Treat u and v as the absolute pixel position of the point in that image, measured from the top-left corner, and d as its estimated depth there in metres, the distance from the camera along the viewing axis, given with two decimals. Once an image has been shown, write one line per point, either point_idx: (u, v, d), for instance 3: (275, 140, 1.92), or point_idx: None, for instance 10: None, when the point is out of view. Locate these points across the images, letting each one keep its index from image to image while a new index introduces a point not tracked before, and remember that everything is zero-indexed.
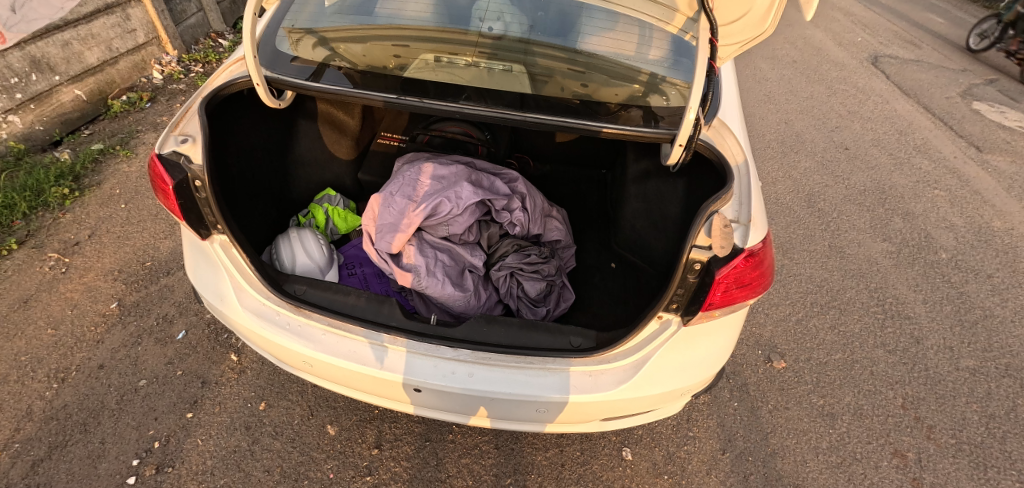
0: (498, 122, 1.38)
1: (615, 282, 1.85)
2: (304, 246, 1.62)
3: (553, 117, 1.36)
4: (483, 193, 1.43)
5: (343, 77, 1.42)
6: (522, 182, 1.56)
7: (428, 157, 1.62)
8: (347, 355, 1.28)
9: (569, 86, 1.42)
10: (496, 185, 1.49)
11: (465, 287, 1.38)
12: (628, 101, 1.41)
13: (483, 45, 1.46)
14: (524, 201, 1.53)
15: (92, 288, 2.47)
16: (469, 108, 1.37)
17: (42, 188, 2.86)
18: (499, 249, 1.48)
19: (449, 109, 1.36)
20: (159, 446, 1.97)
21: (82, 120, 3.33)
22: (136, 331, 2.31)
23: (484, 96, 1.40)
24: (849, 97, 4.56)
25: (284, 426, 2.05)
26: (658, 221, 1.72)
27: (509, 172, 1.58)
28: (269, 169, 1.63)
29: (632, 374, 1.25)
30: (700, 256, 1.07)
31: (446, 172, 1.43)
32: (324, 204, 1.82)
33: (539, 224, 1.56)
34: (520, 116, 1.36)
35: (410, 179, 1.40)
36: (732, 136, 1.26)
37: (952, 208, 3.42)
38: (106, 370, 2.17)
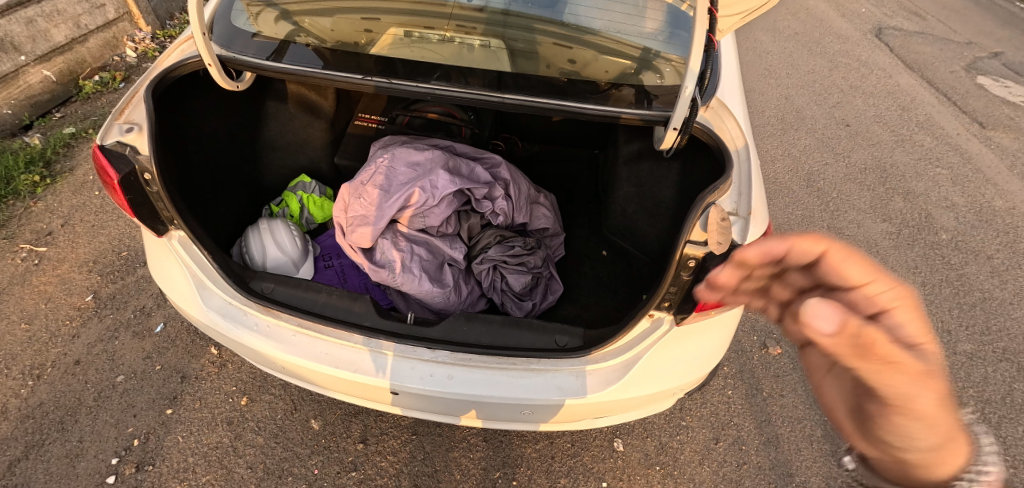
0: (476, 105, 1.27)
1: (606, 271, 1.77)
2: (273, 238, 1.52)
3: (533, 99, 1.26)
4: (462, 181, 1.32)
5: (307, 56, 1.30)
6: (505, 168, 1.46)
7: (405, 141, 1.51)
8: (319, 357, 1.20)
9: (554, 63, 1.31)
10: (475, 171, 1.38)
11: (444, 283, 1.30)
12: (619, 79, 1.30)
13: (460, 18, 1.34)
14: (507, 187, 1.43)
15: (66, 280, 2.37)
16: (444, 91, 1.26)
17: (11, 176, 2.74)
18: (481, 240, 1.39)
19: (419, 91, 1.25)
20: (138, 444, 1.91)
21: (53, 102, 3.18)
22: (113, 325, 2.22)
23: (461, 77, 1.29)
24: (851, 71, 4.40)
25: (267, 421, 1.99)
26: (650, 207, 1.63)
27: (491, 156, 1.47)
28: (233, 156, 1.52)
29: (620, 376, 1.18)
30: (696, 253, 0.99)
31: (421, 158, 1.32)
32: (298, 192, 1.71)
33: (523, 212, 1.46)
34: (500, 100, 1.25)
35: (382, 167, 1.30)
36: (732, 118, 1.16)
37: (954, 187, 3.32)
38: (82, 366, 2.10)
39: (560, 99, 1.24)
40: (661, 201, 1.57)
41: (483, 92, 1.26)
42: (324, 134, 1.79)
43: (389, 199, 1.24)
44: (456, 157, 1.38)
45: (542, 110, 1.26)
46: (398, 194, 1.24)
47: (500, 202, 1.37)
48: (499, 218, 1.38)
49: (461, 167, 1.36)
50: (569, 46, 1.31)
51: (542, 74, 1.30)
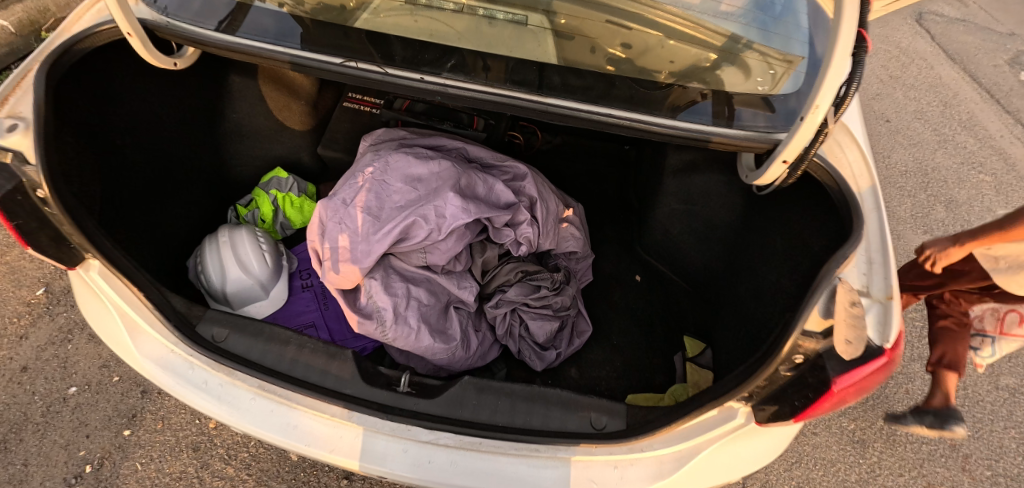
0: (497, 107, 0.96)
1: (641, 301, 1.47)
2: (235, 255, 1.21)
3: (578, 106, 0.95)
4: (479, 204, 0.99)
5: (280, 24, 0.97)
6: (532, 181, 1.14)
7: (408, 137, 1.18)
8: (284, 431, 0.91)
9: (602, 47, 0.97)
10: (496, 186, 1.05)
11: (450, 334, 1.01)
12: (687, 75, 0.97)
13: None
14: (533, 207, 1.11)
15: (15, 270, 2.07)
16: (458, 88, 0.95)
17: None
18: (499, 276, 1.08)
19: (426, 88, 0.95)
20: (91, 471, 1.66)
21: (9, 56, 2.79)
22: (65, 326, 1.93)
23: (478, 66, 0.96)
24: (892, 57, 3.98)
25: (239, 449, 1.73)
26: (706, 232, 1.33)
27: (515, 165, 1.16)
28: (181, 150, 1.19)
29: (672, 471, 0.89)
30: (808, 346, 0.70)
31: (426, 169, 0.98)
32: (271, 191, 1.40)
33: (550, 238, 1.15)
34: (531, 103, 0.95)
35: (373, 182, 0.97)
36: (855, 148, 0.85)
37: (999, 196, 2.99)
38: (29, 375, 1.82)
39: (608, 108, 0.94)
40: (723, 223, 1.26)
41: (509, 90, 0.95)
42: (302, 116, 1.44)
43: (380, 229, 0.92)
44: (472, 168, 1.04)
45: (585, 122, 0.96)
46: (393, 222, 0.93)
47: (526, 229, 1.05)
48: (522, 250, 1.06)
49: (479, 181, 1.03)
50: (625, 26, 0.97)
51: (586, 63, 0.97)
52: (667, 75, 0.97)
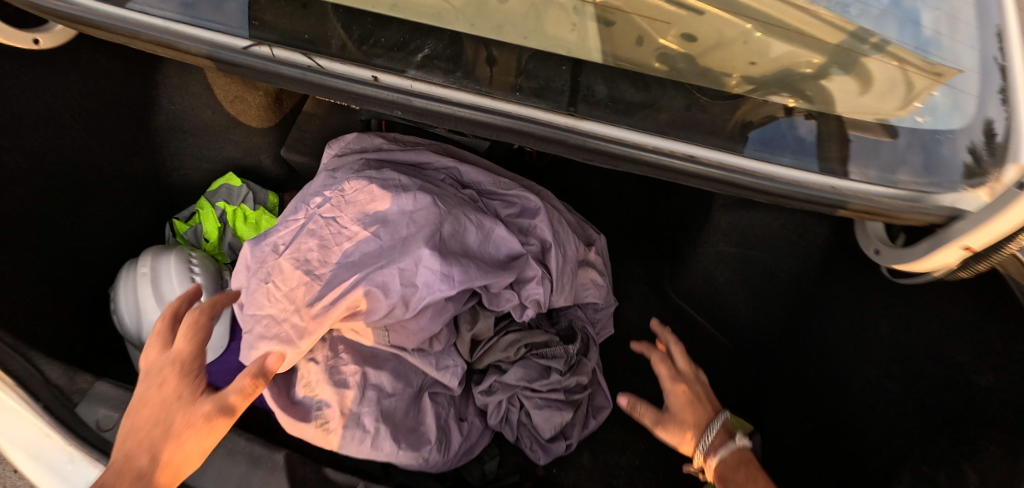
0: (489, 131, 0.65)
1: None
2: (157, 293, 0.93)
3: (630, 139, 0.64)
4: (468, 259, 0.71)
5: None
6: (546, 218, 0.85)
7: (380, 149, 0.89)
8: None
9: (651, 37, 0.67)
10: (495, 229, 0.77)
11: (423, 435, 0.73)
12: (779, 84, 0.65)
13: None
14: (545, 255, 0.82)
15: None
16: (428, 98, 0.64)
17: None
18: (495, 351, 0.78)
19: (383, 96, 0.64)
20: None
21: None
22: None
23: (459, 62, 0.66)
24: None
25: None
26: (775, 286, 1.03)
27: (525, 195, 0.86)
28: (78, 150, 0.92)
29: None
30: None
31: (394, 206, 0.70)
32: (217, 203, 1.11)
33: (566, 294, 0.85)
34: (554, 129, 0.64)
35: (319, 224, 0.69)
36: None
37: None
38: None
39: (675, 143, 0.63)
40: (809, 274, 1.00)
41: (515, 102, 0.64)
42: (260, 109, 1.14)
43: (319, 297, 0.65)
44: (463, 203, 0.76)
45: (634, 161, 0.64)
46: (340, 288, 0.65)
47: (535, 290, 0.77)
48: (528, 314, 0.77)
49: (472, 223, 0.74)
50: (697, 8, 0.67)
51: (620, 60, 0.66)
52: (740, 81, 0.66)
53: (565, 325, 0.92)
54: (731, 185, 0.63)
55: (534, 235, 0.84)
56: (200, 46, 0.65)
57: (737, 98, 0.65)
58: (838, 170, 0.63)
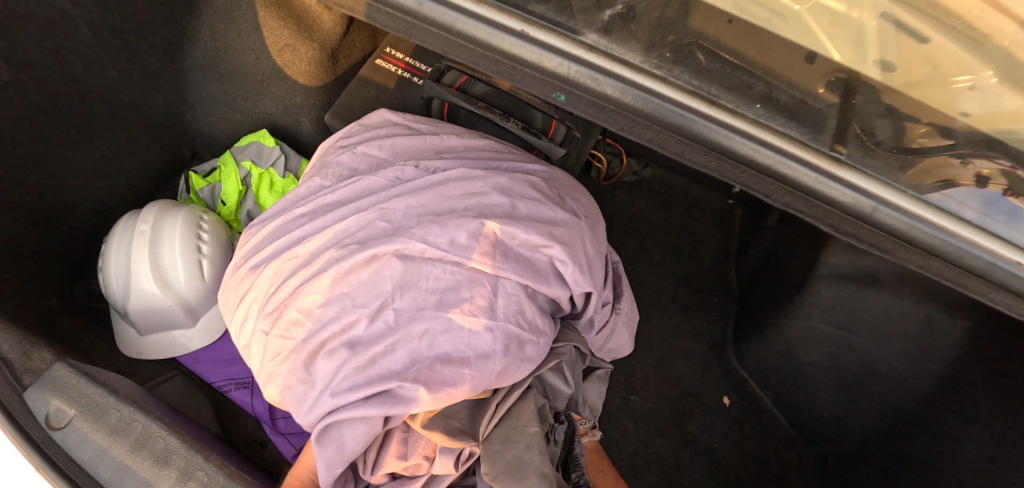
0: (712, 146, 0.40)
1: (735, 443, 1.00)
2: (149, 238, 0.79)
3: (878, 188, 0.39)
4: (327, 353, 0.57)
5: None
6: (480, 207, 0.64)
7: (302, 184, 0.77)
8: None
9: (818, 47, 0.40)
10: (383, 262, 0.59)
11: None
12: None
13: None
14: (493, 258, 0.60)
15: None
16: (628, 82, 0.40)
17: None
18: (510, 431, 0.59)
19: (554, 66, 0.41)
20: None
21: None
22: None
23: (684, 29, 0.41)
24: None
25: None
26: (878, 389, 0.83)
27: (519, 185, 0.68)
28: (87, 77, 0.78)
29: None
30: None
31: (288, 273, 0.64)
32: (242, 163, 0.96)
33: (585, 276, 0.65)
34: (762, 155, 0.40)
35: (247, 318, 0.66)
36: None
37: None
38: None
39: (922, 203, 0.40)
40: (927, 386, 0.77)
41: (749, 120, 0.40)
42: (310, 63, 0.99)
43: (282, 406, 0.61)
44: (326, 257, 0.62)
45: (880, 230, 0.40)
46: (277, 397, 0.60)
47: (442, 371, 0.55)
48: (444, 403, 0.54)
49: (333, 295, 0.59)
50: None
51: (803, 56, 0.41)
52: (931, 131, 0.40)
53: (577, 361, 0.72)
54: (945, 262, 0.41)
55: (467, 241, 0.61)
56: None
57: (916, 157, 0.41)
58: None
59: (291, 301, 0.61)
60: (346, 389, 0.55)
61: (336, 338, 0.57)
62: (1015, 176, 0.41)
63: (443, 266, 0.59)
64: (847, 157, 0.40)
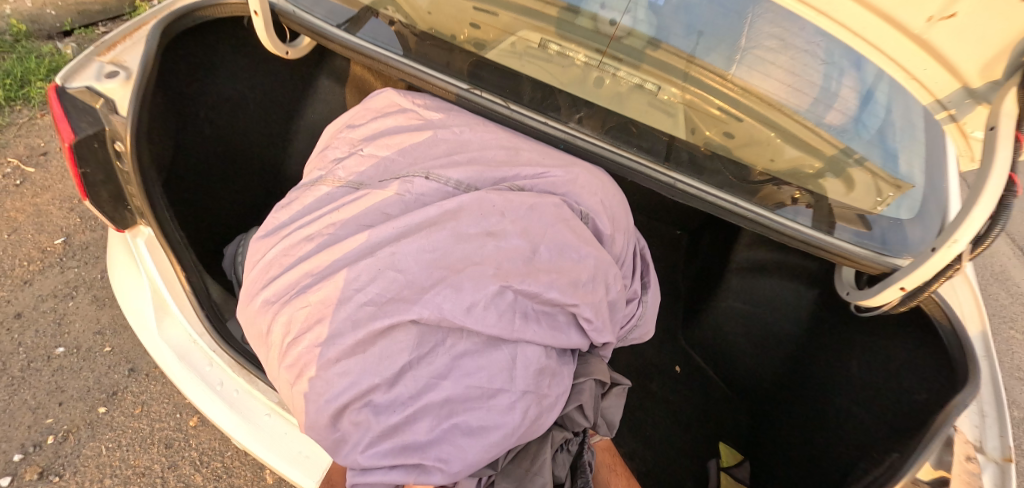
0: (614, 162, 1.03)
1: (682, 399, 1.38)
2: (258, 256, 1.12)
3: (694, 184, 1.00)
4: (354, 413, 0.74)
5: (453, 57, 1.08)
6: (504, 268, 0.79)
7: (310, 190, 0.99)
8: (269, 444, 0.86)
9: (701, 129, 1.00)
10: (401, 329, 0.75)
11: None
12: (793, 175, 0.97)
13: (613, 48, 0.99)
14: (513, 324, 0.78)
15: (41, 214, 2.05)
16: (586, 141, 1.03)
17: (28, 79, 2.50)
18: (524, 472, 0.82)
19: (553, 133, 1.04)
20: (53, 443, 1.58)
21: (103, 15, 3.00)
22: (92, 293, 1.87)
23: (610, 121, 1.03)
24: None
25: (212, 456, 1.61)
26: (763, 341, 1.27)
27: (547, 200, 0.89)
28: (247, 136, 1.18)
29: None
30: None
31: (312, 338, 0.77)
32: None
33: (603, 332, 0.87)
34: (639, 163, 1.01)
35: (266, 352, 0.83)
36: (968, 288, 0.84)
37: None
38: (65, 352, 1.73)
39: (707, 185, 0.99)
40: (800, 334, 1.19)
41: (632, 155, 1.02)
42: None
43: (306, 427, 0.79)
44: (342, 327, 0.76)
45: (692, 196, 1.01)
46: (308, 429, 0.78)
47: (457, 437, 0.74)
48: (457, 469, 0.74)
49: (355, 364, 0.74)
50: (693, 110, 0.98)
51: None
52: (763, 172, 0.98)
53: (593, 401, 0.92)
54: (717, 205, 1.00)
55: (479, 302, 0.76)
56: (433, 78, 1.06)
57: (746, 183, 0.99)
58: (826, 229, 0.95)
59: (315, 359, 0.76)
60: (373, 445, 0.73)
61: (356, 403, 0.74)
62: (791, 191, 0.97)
63: (460, 336, 0.76)
64: (671, 165, 1.01)
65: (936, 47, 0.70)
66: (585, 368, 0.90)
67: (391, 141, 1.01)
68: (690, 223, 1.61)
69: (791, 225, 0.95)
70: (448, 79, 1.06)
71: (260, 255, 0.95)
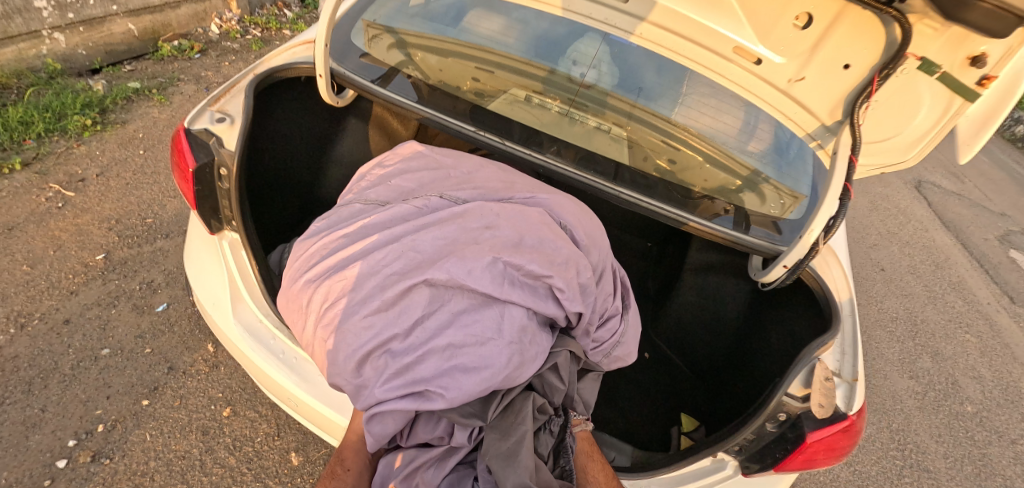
0: (583, 184, 1.28)
1: (647, 378, 1.66)
2: None
3: (643, 198, 1.25)
4: (376, 356, 0.93)
5: (457, 104, 1.36)
6: (495, 248, 1.03)
7: (344, 207, 1.24)
8: (324, 398, 1.10)
9: (652, 157, 1.31)
10: (415, 291, 0.96)
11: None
12: (718, 191, 1.29)
13: (580, 96, 1.35)
14: (501, 286, 0.99)
15: (83, 232, 2.30)
16: (561, 166, 1.29)
17: (65, 113, 2.78)
18: (509, 425, 0.96)
19: (531, 160, 1.30)
20: (102, 431, 1.75)
21: (128, 55, 3.36)
22: (132, 302, 2.11)
23: (579, 152, 1.32)
24: (890, 217, 4.43)
25: (244, 442, 1.83)
26: (711, 325, 1.57)
27: (534, 210, 1.15)
28: (294, 166, 1.46)
29: None
30: (791, 407, 0.92)
31: (344, 300, 0.99)
32: None
33: (575, 300, 1.05)
34: (598, 184, 1.27)
35: (307, 319, 1.04)
36: (838, 266, 1.14)
37: (982, 357, 3.22)
38: (109, 352, 1.95)
39: (647, 197, 1.25)
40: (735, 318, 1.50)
41: (588, 176, 1.27)
42: None
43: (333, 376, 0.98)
44: (369, 290, 0.98)
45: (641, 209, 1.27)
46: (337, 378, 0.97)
47: (455, 375, 0.92)
48: (454, 397, 0.90)
49: (379, 317, 0.95)
50: (638, 147, 1.31)
51: None
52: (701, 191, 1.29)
53: (568, 367, 1.07)
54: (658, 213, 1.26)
55: (474, 268, 0.98)
56: (438, 119, 1.32)
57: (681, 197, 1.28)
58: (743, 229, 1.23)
59: (346, 314, 0.97)
60: (388, 382, 0.92)
61: (378, 350, 0.94)
62: (715, 204, 1.27)
63: (461, 296, 0.97)
64: (624, 182, 1.27)
65: (799, 98, 1.24)
66: (562, 341, 1.06)
67: (411, 178, 1.29)
68: (657, 236, 1.91)
69: (710, 225, 1.22)
70: (450, 120, 1.32)
71: (301, 251, 1.17)
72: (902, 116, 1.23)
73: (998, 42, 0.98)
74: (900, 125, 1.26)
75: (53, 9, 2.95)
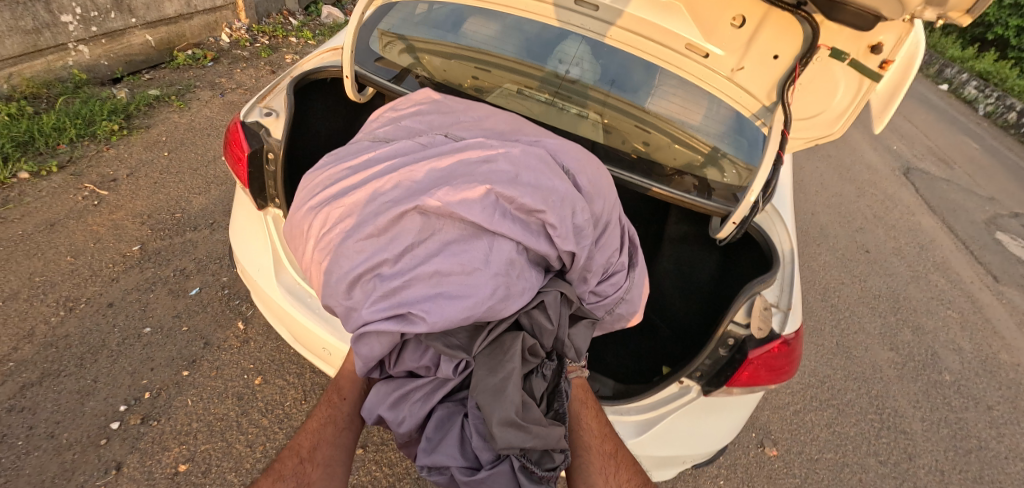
0: None
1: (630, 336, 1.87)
2: None
3: (618, 171, 1.46)
4: (367, 281, 1.08)
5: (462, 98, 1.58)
6: (490, 181, 1.15)
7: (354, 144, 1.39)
8: None
9: (629, 141, 1.53)
10: (409, 217, 1.10)
11: (435, 440, 1.11)
12: (685, 168, 1.50)
13: (563, 88, 1.58)
14: (492, 217, 1.11)
15: (119, 226, 2.52)
16: None
17: (93, 119, 3.00)
18: (497, 362, 1.11)
19: None
20: (148, 397, 1.95)
21: (146, 64, 3.59)
22: (167, 286, 2.33)
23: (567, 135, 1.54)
24: (877, 203, 4.65)
25: (275, 405, 2.05)
26: (686, 288, 1.81)
27: (535, 149, 1.27)
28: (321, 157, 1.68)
29: (654, 423, 1.29)
30: (736, 333, 1.15)
31: (343, 226, 1.14)
32: None
33: (569, 239, 1.19)
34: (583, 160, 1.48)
35: (310, 252, 1.20)
36: (782, 223, 1.38)
37: (962, 331, 3.41)
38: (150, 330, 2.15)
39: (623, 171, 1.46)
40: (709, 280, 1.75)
41: None
42: None
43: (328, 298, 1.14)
44: (369, 216, 1.13)
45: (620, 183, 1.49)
46: (331, 299, 1.13)
47: (440, 301, 1.04)
48: (435, 320, 1.02)
49: (374, 245, 1.10)
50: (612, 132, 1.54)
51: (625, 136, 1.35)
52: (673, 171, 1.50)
53: (557, 308, 1.20)
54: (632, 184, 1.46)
55: (470, 200, 1.10)
56: None
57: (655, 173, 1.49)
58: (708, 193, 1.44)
59: (343, 237, 1.13)
60: (376, 302, 1.06)
61: (370, 274, 1.09)
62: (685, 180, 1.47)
63: (456, 226, 1.11)
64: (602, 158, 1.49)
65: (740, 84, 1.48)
66: (552, 283, 1.20)
67: (420, 117, 1.41)
68: None
69: (673, 193, 1.42)
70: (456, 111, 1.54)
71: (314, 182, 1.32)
72: (824, 98, 1.46)
73: (889, 32, 1.22)
74: (823, 105, 1.49)
75: (78, 23, 3.18)
